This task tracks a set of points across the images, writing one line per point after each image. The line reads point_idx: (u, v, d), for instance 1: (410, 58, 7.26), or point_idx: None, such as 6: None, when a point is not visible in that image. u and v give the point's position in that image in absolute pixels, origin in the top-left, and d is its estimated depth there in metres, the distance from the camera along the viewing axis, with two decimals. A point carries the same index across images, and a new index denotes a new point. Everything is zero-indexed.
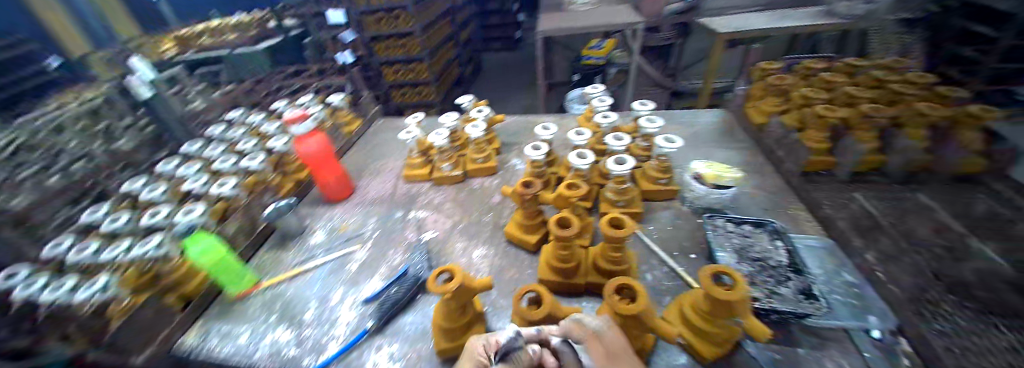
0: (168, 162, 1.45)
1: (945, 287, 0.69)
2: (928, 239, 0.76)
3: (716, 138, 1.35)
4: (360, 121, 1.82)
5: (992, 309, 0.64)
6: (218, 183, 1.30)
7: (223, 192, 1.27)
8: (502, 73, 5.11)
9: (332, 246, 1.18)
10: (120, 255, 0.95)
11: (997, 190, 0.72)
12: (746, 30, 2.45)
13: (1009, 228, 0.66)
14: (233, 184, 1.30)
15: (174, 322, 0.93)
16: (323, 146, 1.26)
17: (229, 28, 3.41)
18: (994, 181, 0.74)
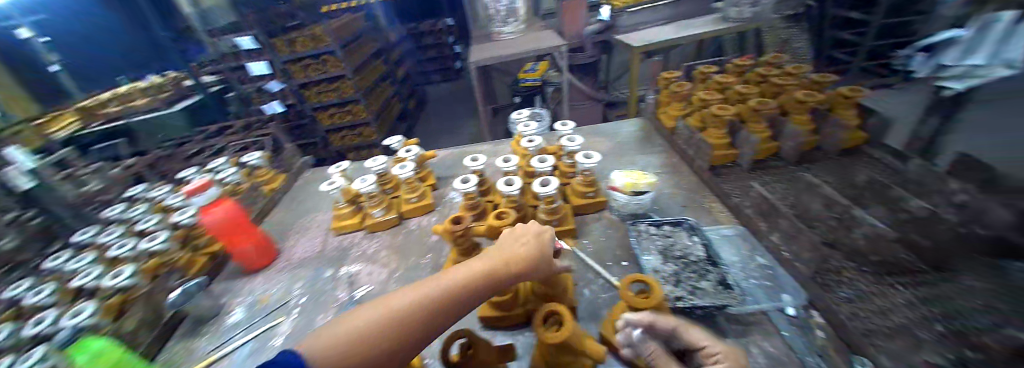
0: (53, 258, 1.24)
1: (845, 255, 0.73)
2: (820, 214, 0.79)
3: (637, 145, 1.43)
4: (284, 176, 1.73)
5: (886, 270, 0.67)
6: (111, 274, 1.08)
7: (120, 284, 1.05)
8: (445, 104, 5.13)
9: (252, 323, 1.05)
10: None
11: (878, 157, 0.81)
12: (657, 41, 2.71)
13: (886, 192, 0.69)
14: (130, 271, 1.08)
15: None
16: (232, 213, 1.14)
17: (140, 93, 2.94)
18: (872, 149, 0.84)
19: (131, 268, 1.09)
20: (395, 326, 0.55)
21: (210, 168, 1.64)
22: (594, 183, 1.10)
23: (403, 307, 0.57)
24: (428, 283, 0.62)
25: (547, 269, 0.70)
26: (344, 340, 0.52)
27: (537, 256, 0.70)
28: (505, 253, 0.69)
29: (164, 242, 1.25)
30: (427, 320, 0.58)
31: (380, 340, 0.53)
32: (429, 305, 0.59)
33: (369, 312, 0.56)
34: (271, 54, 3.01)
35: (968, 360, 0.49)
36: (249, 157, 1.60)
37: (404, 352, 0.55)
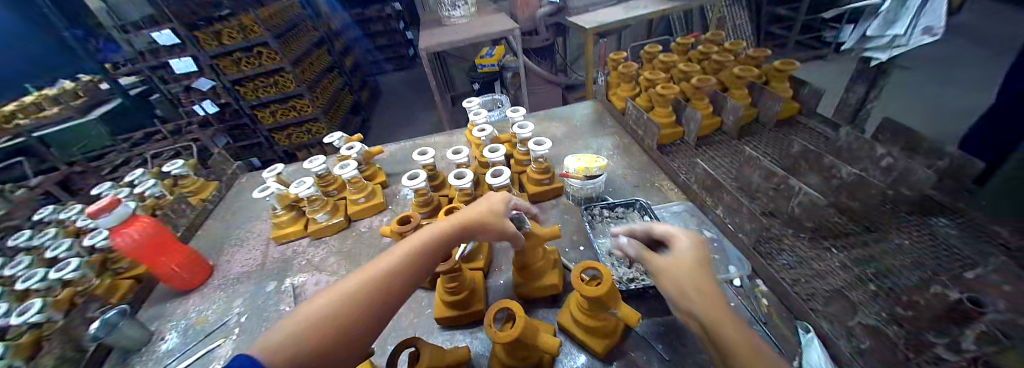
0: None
1: (784, 223, 0.87)
2: (762, 183, 0.90)
3: (591, 127, 1.43)
4: (217, 184, 1.56)
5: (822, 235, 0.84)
6: (16, 311, 0.93)
7: (29, 320, 0.91)
8: (402, 94, 4.89)
9: (189, 348, 0.94)
10: None
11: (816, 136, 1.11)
12: (609, 21, 2.70)
13: (821, 160, 0.92)
14: (38, 305, 0.93)
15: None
16: (150, 232, 0.99)
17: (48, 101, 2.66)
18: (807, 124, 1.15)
19: (42, 300, 0.94)
20: (350, 308, 0.53)
21: (126, 182, 1.44)
22: (548, 170, 1.07)
23: (356, 287, 0.56)
24: (379, 262, 0.61)
25: (496, 231, 0.72)
26: (296, 331, 0.48)
27: (484, 219, 0.72)
28: (451, 220, 0.70)
29: (78, 269, 1.06)
30: (383, 298, 0.57)
31: (338, 325, 0.51)
32: (383, 283, 0.58)
33: (320, 300, 0.53)
34: (194, 49, 2.65)
35: (900, 316, 0.65)
36: (169, 167, 1.42)
37: (364, 334, 0.54)
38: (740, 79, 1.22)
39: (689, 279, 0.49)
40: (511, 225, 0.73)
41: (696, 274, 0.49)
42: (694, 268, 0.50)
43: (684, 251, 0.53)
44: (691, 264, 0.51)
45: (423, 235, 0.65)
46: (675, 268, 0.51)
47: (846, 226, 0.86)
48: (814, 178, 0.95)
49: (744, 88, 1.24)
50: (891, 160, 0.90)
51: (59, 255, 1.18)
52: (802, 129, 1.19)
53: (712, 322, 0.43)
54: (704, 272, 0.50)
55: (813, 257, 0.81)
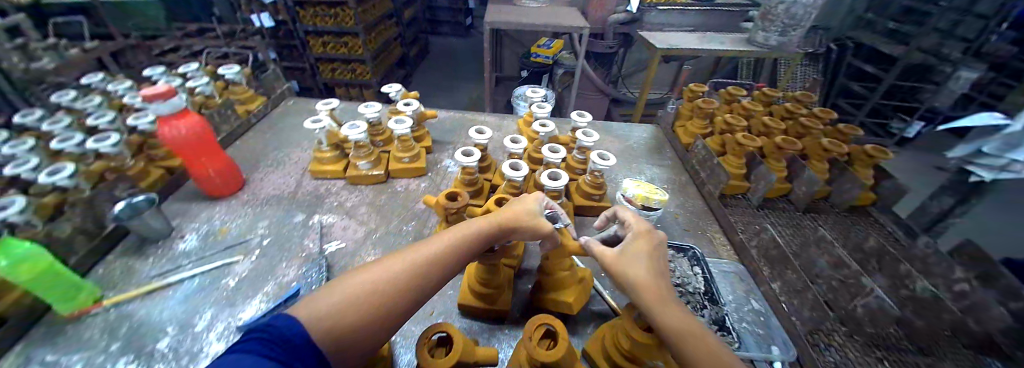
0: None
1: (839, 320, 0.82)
2: (829, 272, 0.83)
3: (648, 153, 1.37)
4: (264, 99, 1.55)
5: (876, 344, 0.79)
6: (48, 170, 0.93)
7: (57, 183, 0.91)
8: (449, 59, 4.83)
9: (206, 255, 0.93)
10: None
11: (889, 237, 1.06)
12: (682, 46, 2.50)
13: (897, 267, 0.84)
14: (70, 172, 0.94)
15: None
16: (197, 132, 0.98)
17: None
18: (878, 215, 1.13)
19: (74, 167, 0.95)
20: (390, 291, 0.53)
21: (180, 72, 1.44)
22: (603, 186, 1.02)
23: (398, 270, 0.55)
24: (417, 249, 0.59)
25: (532, 231, 0.67)
26: (338, 306, 0.48)
27: (525, 220, 0.67)
28: (490, 217, 0.66)
29: (116, 147, 1.05)
30: (420, 285, 0.56)
31: (378, 307, 0.51)
32: (421, 268, 0.57)
33: (363, 276, 0.52)
34: None
35: None
36: (225, 70, 1.42)
37: (398, 320, 0.53)
38: (826, 153, 1.16)
39: (630, 273, 0.55)
40: (549, 225, 0.67)
41: (636, 267, 0.56)
42: (638, 259, 0.57)
43: (630, 245, 0.60)
44: (637, 257, 0.57)
45: (462, 228, 0.63)
46: (620, 264, 0.57)
47: (901, 343, 0.82)
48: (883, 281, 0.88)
49: (825, 162, 1.20)
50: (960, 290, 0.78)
51: (99, 125, 1.15)
52: (869, 222, 1.14)
53: (651, 310, 0.50)
54: (648, 264, 0.57)
55: (860, 363, 0.76)
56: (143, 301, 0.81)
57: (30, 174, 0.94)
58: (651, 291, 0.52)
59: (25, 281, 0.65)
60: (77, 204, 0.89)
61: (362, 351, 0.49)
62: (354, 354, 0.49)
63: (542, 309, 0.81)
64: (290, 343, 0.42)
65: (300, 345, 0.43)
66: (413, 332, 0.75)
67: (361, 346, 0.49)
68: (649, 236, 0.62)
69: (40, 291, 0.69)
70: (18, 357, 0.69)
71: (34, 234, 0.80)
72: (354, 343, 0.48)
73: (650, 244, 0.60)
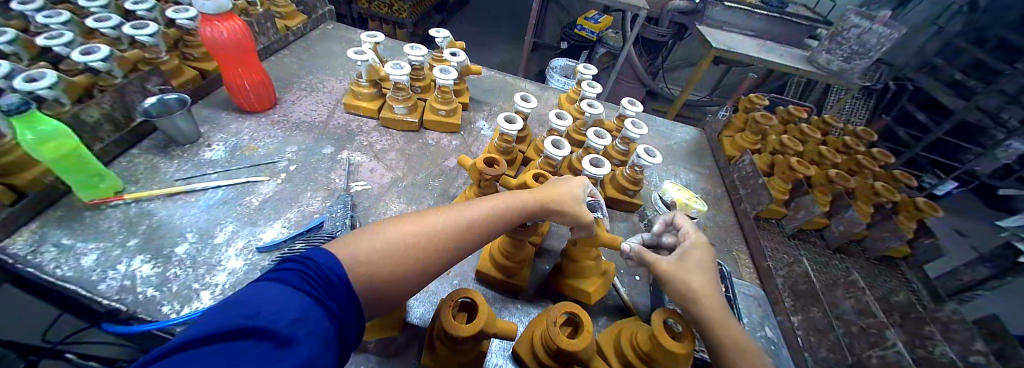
0: (23, 2, 1.01)
1: None
2: (853, 317, 0.80)
3: (687, 157, 1.31)
4: (304, 18, 1.48)
5: None
6: (83, 49, 0.89)
7: (90, 64, 0.86)
8: (489, 14, 4.56)
9: (231, 168, 0.91)
10: None
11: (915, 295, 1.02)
12: (738, 51, 2.26)
13: (921, 328, 0.83)
14: (106, 53, 0.88)
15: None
16: (239, 39, 0.93)
17: None
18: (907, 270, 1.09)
19: (110, 51, 0.89)
20: (429, 247, 0.51)
21: None
22: (640, 183, 0.98)
23: (438, 227, 0.54)
24: (458, 210, 0.57)
25: (571, 216, 0.65)
26: (377, 253, 0.46)
27: (565, 203, 0.65)
28: (530, 192, 0.65)
29: (154, 37, 0.99)
30: (454, 247, 0.54)
31: (414, 261, 0.50)
32: (459, 231, 0.55)
33: (401, 227, 0.51)
34: None
35: None
36: None
37: (431, 276, 0.52)
38: (876, 197, 1.12)
39: (688, 280, 0.58)
40: (587, 214, 0.65)
41: (694, 277, 0.58)
42: (698, 270, 0.59)
43: (690, 253, 0.61)
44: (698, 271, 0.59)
45: (505, 199, 0.62)
46: (675, 270, 0.60)
47: None
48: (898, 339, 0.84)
49: (871, 206, 1.14)
50: (975, 363, 0.76)
51: (138, 12, 1.07)
52: (895, 275, 1.11)
53: (710, 322, 0.54)
54: (707, 279, 0.58)
55: None
56: (165, 202, 0.80)
57: (64, 50, 0.89)
58: (709, 303, 0.55)
59: (48, 163, 0.67)
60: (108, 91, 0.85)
61: (391, 300, 0.49)
62: (385, 302, 0.48)
63: (560, 293, 0.80)
64: (327, 282, 0.40)
65: (336, 286, 0.41)
66: (427, 289, 0.75)
67: (391, 296, 0.48)
68: (706, 248, 0.63)
69: (64, 176, 0.71)
70: (34, 234, 0.69)
71: (62, 113, 0.77)
72: (387, 292, 0.47)
73: (708, 260, 0.61)
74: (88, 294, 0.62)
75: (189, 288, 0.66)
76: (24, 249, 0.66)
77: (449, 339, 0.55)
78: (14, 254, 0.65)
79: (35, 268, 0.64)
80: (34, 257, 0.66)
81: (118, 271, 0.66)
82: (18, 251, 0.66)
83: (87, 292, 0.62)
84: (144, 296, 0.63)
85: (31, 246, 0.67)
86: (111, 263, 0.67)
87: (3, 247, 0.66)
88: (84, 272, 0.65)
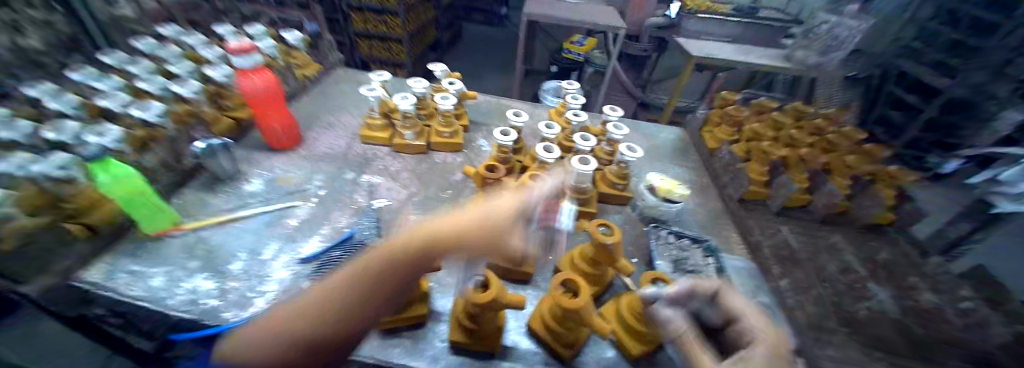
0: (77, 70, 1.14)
1: None
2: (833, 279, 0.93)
3: (673, 154, 1.47)
4: (318, 67, 1.67)
5: None
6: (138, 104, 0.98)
7: (148, 119, 0.96)
8: (480, 48, 4.87)
9: (270, 197, 1.04)
10: (13, 167, 0.70)
11: None
12: (715, 57, 2.43)
13: None
14: (160, 109, 0.99)
15: (75, 254, 0.77)
16: (272, 86, 1.08)
17: None
18: None
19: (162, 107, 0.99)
20: (334, 300, 0.49)
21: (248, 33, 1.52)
22: (626, 177, 1.10)
23: (342, 285, 0.50)
24: (362, 258, 0.53)
25: (484, 238, 0.58)
26: (282, 327, 0.47)
27: (484, 228, 0.58)
28: (442, 220, 0.57)
29: (196, 92, 1.13)
30: (367, 300, 0.51)
31: (323, 321, 0.49)
32: (364, 276, 0.51)
33: (309, 295, 0.50)
34: None
35: None
36: (289, 36, 1.53)
37: (361, 330, 0.52)
38: None
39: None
40: (502, 233, 0.58)
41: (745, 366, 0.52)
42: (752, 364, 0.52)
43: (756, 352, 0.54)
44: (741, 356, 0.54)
45: (410, 235, 0.55)
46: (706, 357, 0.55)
47: None
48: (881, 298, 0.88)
49: None
50: None
51: (180, 74, 1.23)
52: None
53: None
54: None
55: None
56: (215, 229, 0.93)
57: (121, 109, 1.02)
58: None
59: (117, 199, 0.78)
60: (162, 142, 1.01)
61: (323, 357, 0.50)
62: (325, 357, 0.51)
63: None
64: (251, 346, 0.47)
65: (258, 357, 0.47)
66: (448, 282, 0.85)
67: (322, 354, 0.50)
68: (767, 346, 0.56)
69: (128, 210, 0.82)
70: (107, 265, 0.81)
71: (127, 160, 0.90)
72: (314, 353, 0.49)
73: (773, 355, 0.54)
74: (160, 308, 0.73)
75: (245, 296, 0.77)
76: (99, 276, 0.78)
77: (470, 309, 0.66)
78: (94, 281, 0.77)
79: (112, 291, 0.76)
80: (110, 282, 0.77)
81: (182, 287, 0.78)
82: (95, 279, 0.78)
83: (161, 306, 0.73)
84: (206, 305, 0.74)
85: (105, 274, 0.79)
86: (174, 282, 0.78)
87: (83, 277, 0.78)
88: (153, 291, 0.76)
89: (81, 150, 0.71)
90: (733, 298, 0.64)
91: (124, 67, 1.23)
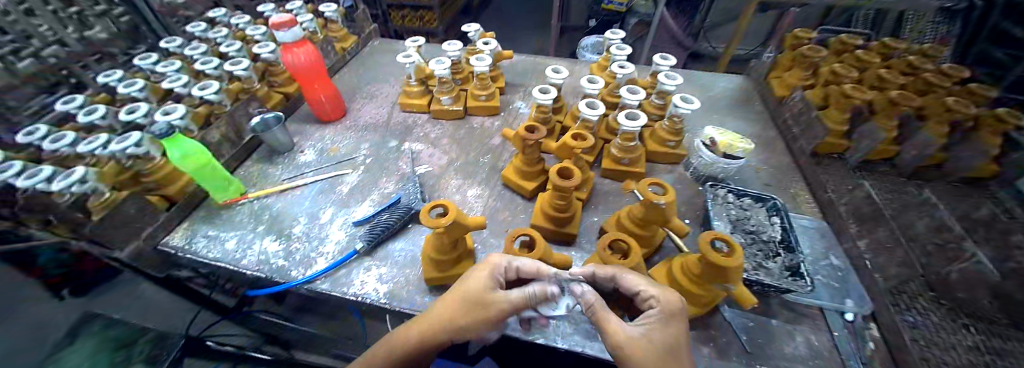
0: (144, 58, 1.25)
1: (926, 284, 0.79)
2: (919, 238, 0.85)
3: (733, 105, 1.30)
4: (355, 38, 1.69)
5: (965, 312, 0.75)
6: (200, 85, 1.13)
7: (207, 97, 1.11)
8: (513, 8, 4.63)
9: (323, 167, 1.10)
10: (98, 149, 0.86)
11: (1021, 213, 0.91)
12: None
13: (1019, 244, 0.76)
14: (216, 88, 1.13)
15: (157, 223, 0.87)
16: (314, 59, 1.11)
17: None
18: (998, 188, 0.98)
19: (219, 86, 1.13)
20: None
21: (287, 9, 1.56)
22: (680, 133, 1.01)
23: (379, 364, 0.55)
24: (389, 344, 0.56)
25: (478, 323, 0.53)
26: None
27: (479, 312, 0.54)
28: (439, 309, 0.56)
29: (247, 71, 1.22)
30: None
31: None
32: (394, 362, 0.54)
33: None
34: None
35: None
36: (325, 8, 1.55)
37: None
38: (950, 115, 0.97)
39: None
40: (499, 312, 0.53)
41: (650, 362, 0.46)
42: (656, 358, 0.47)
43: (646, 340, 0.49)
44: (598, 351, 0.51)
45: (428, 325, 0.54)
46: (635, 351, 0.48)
47: (993, 314, 0.74)
48: (968, 250, 0.77)
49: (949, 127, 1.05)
50: None
51: (231, 53, 1.31)
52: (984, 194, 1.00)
53: None
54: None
55: (942, 327, 0.73)
56: (278, 197, 1.01)
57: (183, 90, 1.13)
58: None
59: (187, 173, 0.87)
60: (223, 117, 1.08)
61: None
62: None
63: None
64: None
65: None
66: (492, 243, 0.86)
67: None
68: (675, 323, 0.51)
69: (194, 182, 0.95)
70: (187, 230, 0.92)
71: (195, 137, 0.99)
72: None
73: (674, 339, 0.50)
74: (237, 268, 0.82)
75: (309, 256, 0.84)
76: (181, 241, 0.89)
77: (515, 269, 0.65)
78: (177, 246, 0.88)
79: (192, 254, 0.86)
80: (190, 246, 0.88)
81: (254, 249, 0.87)
82: (178, 243, 0.89)
83: (238, 265, 0.83)
84: (276, 264, 0.83)
85: (185, 239, 0.90)
86: (246, 245, 0.88)
87: (167, 242, 0.89)
88: (228, 252, 0.86)
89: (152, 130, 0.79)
90: (625, 279, 0.57)
91: (183, 52, 1.32)
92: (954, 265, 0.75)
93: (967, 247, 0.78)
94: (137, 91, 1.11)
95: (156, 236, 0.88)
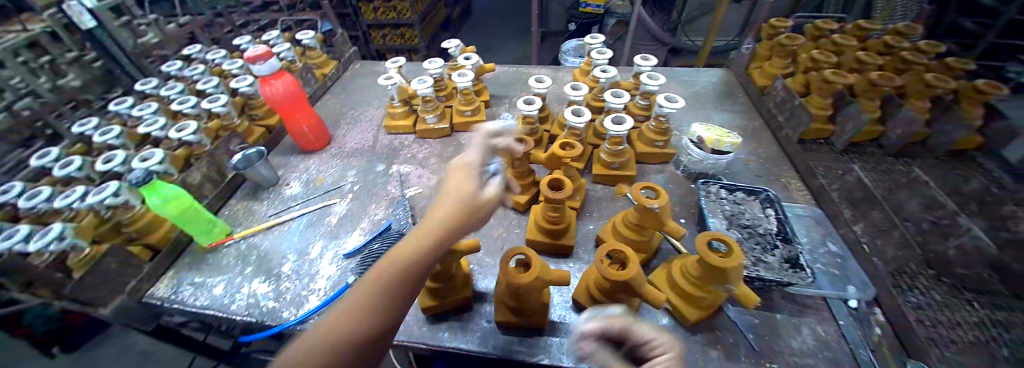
0: (119, 102, 1.22)
1: (926, 263, 0.80)
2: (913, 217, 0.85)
3: (717, 97, 1.31)
4: (335, 63, 1.68)
5: (966, 287, 0.76)
6: (177, 127, 1.11)
7: (184, 138, 1.08)
8: (493, 18, 4.66)
9: (311, 198, 1.08)
10: (75, 203, 0.84)
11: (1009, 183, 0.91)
12: None
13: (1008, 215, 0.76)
14: (193, 128, 1.10)
15: (141, 274, 0.84)
16: (293, 88, 1.10)
17: None
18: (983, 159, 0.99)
19: (196, 126, 1.10)
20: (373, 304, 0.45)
21: (264, 40, 1.55)
22: (667, 133, 1.01)
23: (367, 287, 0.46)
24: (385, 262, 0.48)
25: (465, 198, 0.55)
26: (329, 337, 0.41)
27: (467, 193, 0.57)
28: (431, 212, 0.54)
29: (225, 107, 1.20)
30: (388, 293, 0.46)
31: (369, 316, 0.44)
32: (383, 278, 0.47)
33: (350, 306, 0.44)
34: None
35: None
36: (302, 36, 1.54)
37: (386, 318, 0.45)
38: (932, 90, 0.99)
39: None
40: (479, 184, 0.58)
41: None
42: None
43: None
44: None
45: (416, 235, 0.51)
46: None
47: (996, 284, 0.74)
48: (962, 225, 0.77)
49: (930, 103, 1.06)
50: None
51: (208, 90, 1.29)
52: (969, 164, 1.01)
53: None
54: None
55: (945, 305, 0.74)
56: (265, 234, 0.98)
57: (160, 133, 1.11)
58: None
59: (168, 219, 0.84)
60: (204, 157, 1.06)
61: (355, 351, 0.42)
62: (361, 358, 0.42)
63: None
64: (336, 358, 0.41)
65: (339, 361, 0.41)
66: (488, 263, 0.84)
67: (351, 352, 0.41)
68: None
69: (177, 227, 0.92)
70: (172, 279, 0.89)
71: (175, 180, 0.96)
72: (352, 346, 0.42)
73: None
74: (226, 315, 0.80)
75: (300, 295, 0.81)
76: (164, 291, 0.86)
77: (511, 290, 0.63)
78: (161, 296, 0.85)
79: (179, 303, 0.83)
80: (176, 295, 0.85)
81: (243, 292, 0.84)
82: (162, 293, 0.86)
83: (227, 312, 0.80)
84: (267, 306, 0.80)
85: (170, 288, 0.87)
86: (235, 288, 0.85)
87: (152, 294, 0.85)
88: (216, 299, 0.83)
89: (128, 178, 0.76)
90: (638, 333, 0.42)
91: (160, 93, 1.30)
92: (951, 240, 0.78)
93: (962, 222, 0.79)
94: (113, 138, 1.08)
95: (141, 288, 0.84)
